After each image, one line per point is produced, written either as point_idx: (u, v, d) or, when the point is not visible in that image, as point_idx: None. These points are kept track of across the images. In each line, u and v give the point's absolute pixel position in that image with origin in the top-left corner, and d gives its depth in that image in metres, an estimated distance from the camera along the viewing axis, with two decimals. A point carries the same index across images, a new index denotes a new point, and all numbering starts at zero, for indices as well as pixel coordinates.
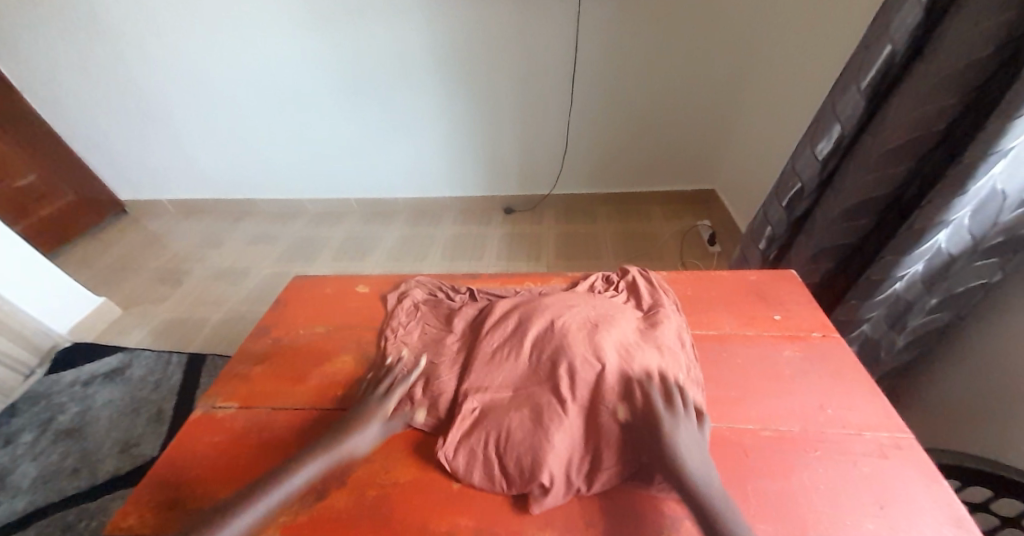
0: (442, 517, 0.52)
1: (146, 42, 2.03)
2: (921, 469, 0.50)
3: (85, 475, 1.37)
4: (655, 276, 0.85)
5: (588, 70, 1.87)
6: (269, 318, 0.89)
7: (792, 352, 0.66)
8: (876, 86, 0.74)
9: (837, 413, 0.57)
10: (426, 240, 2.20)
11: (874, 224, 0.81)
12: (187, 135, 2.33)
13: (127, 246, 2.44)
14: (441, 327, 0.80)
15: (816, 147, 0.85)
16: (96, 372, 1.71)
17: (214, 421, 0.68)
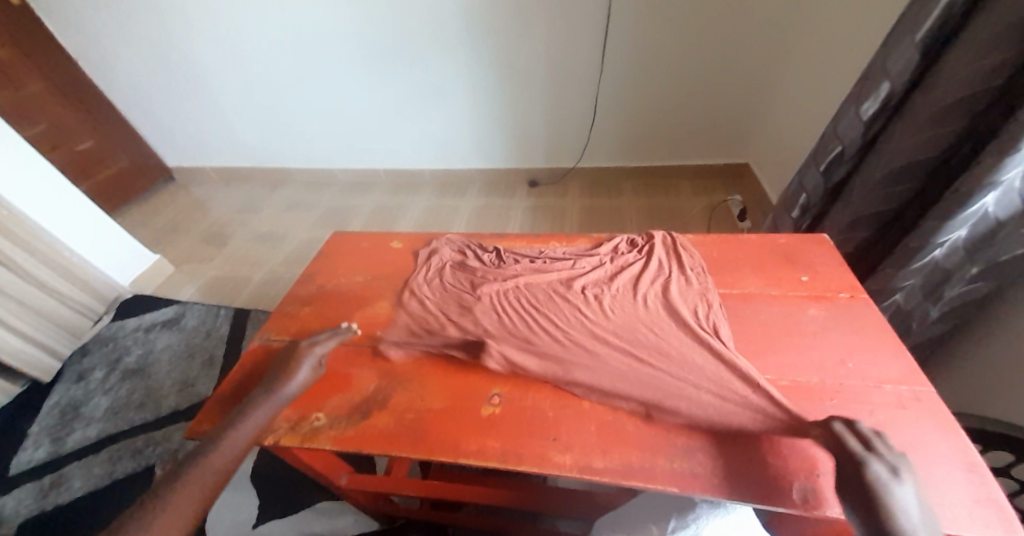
0: (473, 438, 0.58)
1: (187, 11, 2.08)
2: (940, 420, 0.51)
3: (150, 408, 1.54)
4: (680, 238, 0.85)
5: (622, 37, 1.79)
6: (312, 267, 0.96)
7: (816, 311, 0.67)
8: (932, 41, 0.70)
9: (856, 367, 0.58)
10: (453, 211, 2.24)
11: (917, 190, 0.79)
12: (227, 103, 2.42)
13: (177, 209, 2.61)
14: (469, 280, 0.84)
15: (862, 107, 0.83)
16: (155, 320, 1.88)
17: (270, 352, 0.76)
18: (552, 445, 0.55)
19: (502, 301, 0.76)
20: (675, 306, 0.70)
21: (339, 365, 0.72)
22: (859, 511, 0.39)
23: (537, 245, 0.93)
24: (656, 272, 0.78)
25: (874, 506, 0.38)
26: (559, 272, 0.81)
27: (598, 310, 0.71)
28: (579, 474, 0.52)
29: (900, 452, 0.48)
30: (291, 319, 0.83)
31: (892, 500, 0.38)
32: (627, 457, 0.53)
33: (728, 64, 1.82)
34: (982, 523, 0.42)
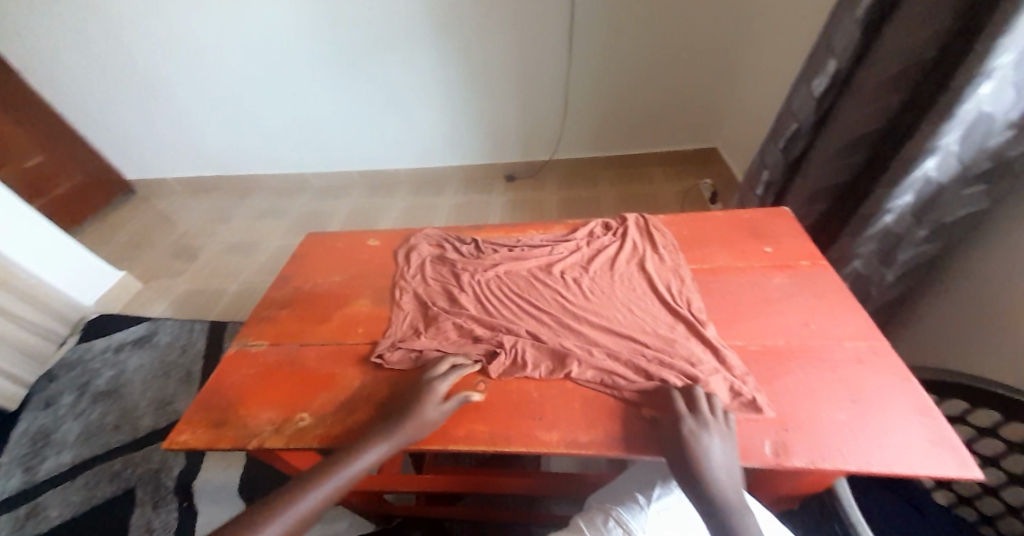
0: (460, 424, 0.59)
1: (137, 17, 2.00)
2: (895, 370, 0.55)
3: (127, 430, 1.49)
4: (652, 219, 0.88)
5: (587, 28, 1.82)
6: (287, 270, 0.94)
7: (780, 279, 0.71)
8: (871, 17, 0.75)
9: (818, 328, 0.62)
10: (431, 210, 2.23)
11: (868, 160, 0.84)
12: (187, 111, 2.33)
13: (140, 223, 2.50)
14: (448, 273, 0.84)
15: (813, 84, 0.87)
16: (125, 339, 1.81)
17: (249, 357, 0.75)
18: (538, 425, 0.57)
19: (484, 291, 0.77)
20: (650, 285, 0.72)
21: (321, 365, 0.71)
22: (680, 470, 0.47)
23: (514, 234, 0.94)
24: (631, 253, 0.80)
25: (691, 467, 0.46)
26: (537, 259, 0.82)
27: (577, 294, 0.73)
28: (566, 448, 0.53)
29: (859, 403, 0.52)
30: (269, 323, 0.81)
31: (705, 458, 0.46)
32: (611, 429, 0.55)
33: (690, 50, 1.87)
34: (935, 460, 0.45)
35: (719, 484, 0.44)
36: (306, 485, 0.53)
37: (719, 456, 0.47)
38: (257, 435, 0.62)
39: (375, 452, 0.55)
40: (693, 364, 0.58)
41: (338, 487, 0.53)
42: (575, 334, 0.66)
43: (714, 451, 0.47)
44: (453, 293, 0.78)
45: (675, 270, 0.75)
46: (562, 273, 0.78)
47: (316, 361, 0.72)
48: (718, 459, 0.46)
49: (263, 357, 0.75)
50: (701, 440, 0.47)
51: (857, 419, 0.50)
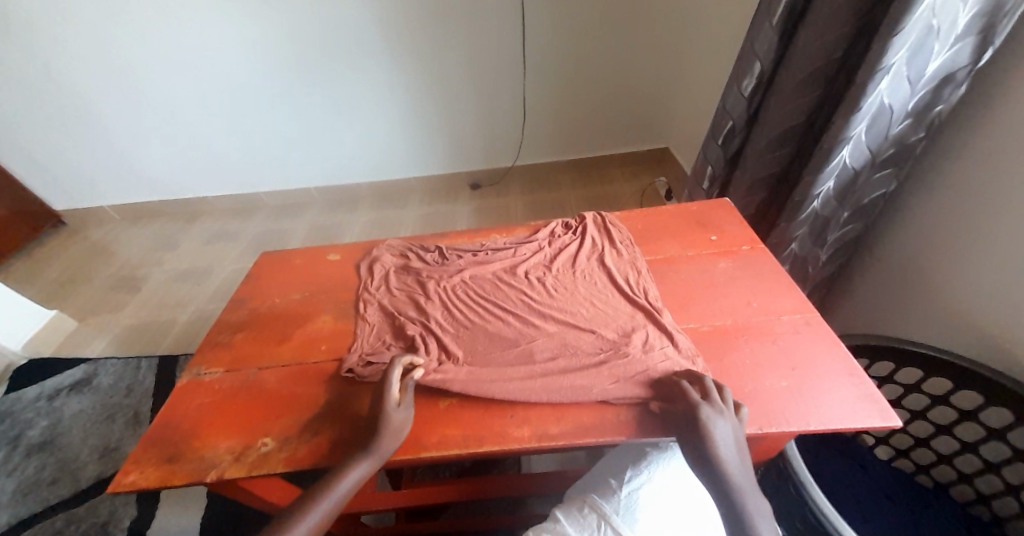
0: (433, 431, 0.59)
1: (61, 35, 1.87)
2: (826, 339, 0.61)
3: (68, 483, 1.36)
4: (608, 216, 0.92)
5: (537, 37, 1.88)
6: (242, 291, 0.91)
7: (726, 264, 0.76)
8: (786, 23, 0.83)
9: (760, 305, 0.67)
10: (396, 222, 2.20)
11: (795, 150, 0.91)
12: (122, 133, 2.19)
13: (72, 257, 2.30)
14: (412, 282, 0.84)
15: (742, 85, 0.95)
16: (60, 384, 1.66)
17: (203, 386, 0.71)
18: (509, 424, 0.58)
19: (450, 297, 0.77)
20: (612, 279, 0.75)
21: (284, 387, 0.69)
22: (694, 454, 0.46)
23: (477, 239, 0.95)
24: (591, 250, 0.83)
25: (706, 454, 0.45)
26: (500, 262, 0.83)
27: (542, 293, 0.75)
28: (537, 442, 0.54)
29: (802, 374, 0.56)
30: (226, 348, 0.78)
31: (718, 444, 0.45)
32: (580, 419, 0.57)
33: (635, 57, 1.97)
34: (862, 414, 0.51)
35: (732, 472, 0.44)
36: (293, 512, 0.49)
37: (729, 440, 0.47)
38: (217, 465, 0.59)
39: (360, 470, 0.52)
40: (649, 350, 0.61)
41: (327, 511, 0.50)
42: (542, 331, 0.68)
43: (723, 434, 0.46)
44: (419, 302, 0.78)
45: (633, 263, 0.78)
46: (526, 274, 0.80)
47: (279, 383, 0.69)
48: (726, 442, 0.46)
49: (219, 384, 0.71)
50: (714, 427, 0.47)
51: (798, 387, 0.55)
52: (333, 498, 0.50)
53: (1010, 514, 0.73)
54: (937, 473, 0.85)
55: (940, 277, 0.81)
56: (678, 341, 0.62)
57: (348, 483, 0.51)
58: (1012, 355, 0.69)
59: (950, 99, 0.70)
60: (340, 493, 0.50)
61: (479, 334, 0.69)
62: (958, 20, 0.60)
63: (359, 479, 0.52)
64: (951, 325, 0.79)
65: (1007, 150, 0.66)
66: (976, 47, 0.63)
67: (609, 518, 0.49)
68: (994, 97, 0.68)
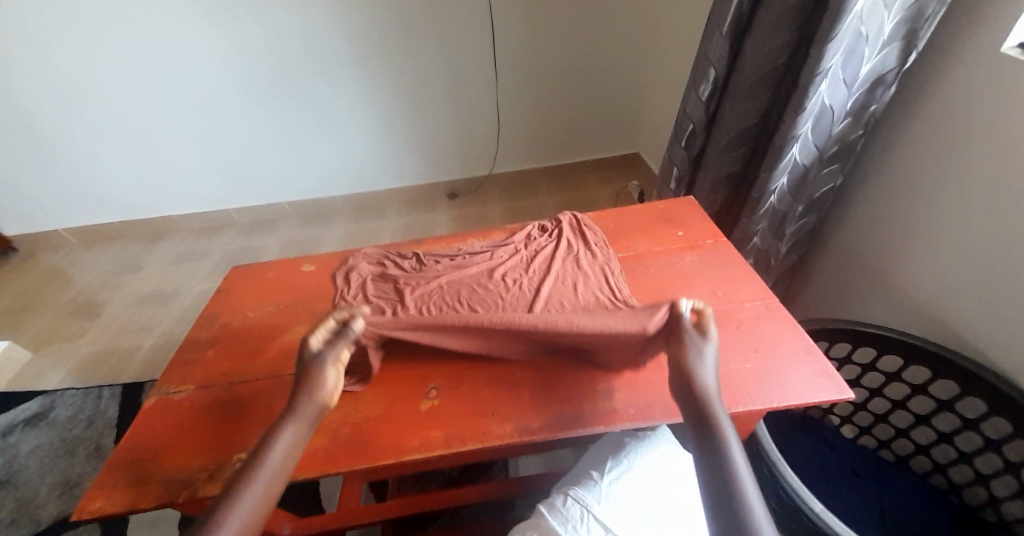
0: (413, 433, 0.59)
1: (12, 52, 1.79)
2: (783, 321, 0.65)
3: (25, 525, 1.27)
4: (581, 218, 0.94)
5: (508, 49, 1.93)
6: (212, 307, 0.89)
7: (692, 257, 0.80)
8: (735, 32, 0.89)
9: (726, 294, 0.71)
10: (374, 234, 2.18)
11: (752, 150, 0.97)
12: (79, 152, 2.10)
13: (27, 284, 2.18)
14: (388, 291, 0.84)
15: (699, 90, 1.00)
16: (14, 420, 1.56)
17: (173, 405, 0.69)
18: (489, 424, 0.58)
19: (427, 303, 0.78)
20: (585, 279, 0.77)
21: (257, 401, 0.67)
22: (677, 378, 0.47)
23: (454, 244, 0.96)
24: (565, 251, 0.85)
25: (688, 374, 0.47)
26: (477, 267, 0.84)
27: (516, 295, 0.76)
28: (519, 438, 0.56)
29: (764, 356, 0.60)
30: (199, 363, 0.76)
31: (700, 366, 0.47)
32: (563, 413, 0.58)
33: (602, 65, 2.04)
34: (821, 389, 0.55)
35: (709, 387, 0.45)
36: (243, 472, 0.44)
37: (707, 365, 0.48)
38: (191, 483, 0.57)
39: (290, 432, 0.49)
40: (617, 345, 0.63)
41: (274, 478, 0.45)
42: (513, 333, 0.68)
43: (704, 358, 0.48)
44: (395, 309, 0.78)
45: (605, 262, 0.80)
46: (502, 276, 0.81)
47: (252, 399, 0.68)
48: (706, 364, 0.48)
49: (189, 402, 0.69)
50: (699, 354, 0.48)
51: (760, 369, 0.58)
52: (269, 467, 0.45)
53: (965, 480, 0.78)
54: (897, 446, 0.90)
55: (888, 262, 0.87)
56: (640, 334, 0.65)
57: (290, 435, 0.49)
58: (954, 329, 0.74)
59: (883, 99, 0.76)
60: (274, 461, 0.46)
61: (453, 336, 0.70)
62: (883, 27, 0.67)
63: (288, 440, 0.49)
64: (901, 307, 0.85)
65: (937, 143, 0.73)
66: (902, 51, 0.70)
67: (591, 507, 0.51)
68: (921, 96, 0.75)
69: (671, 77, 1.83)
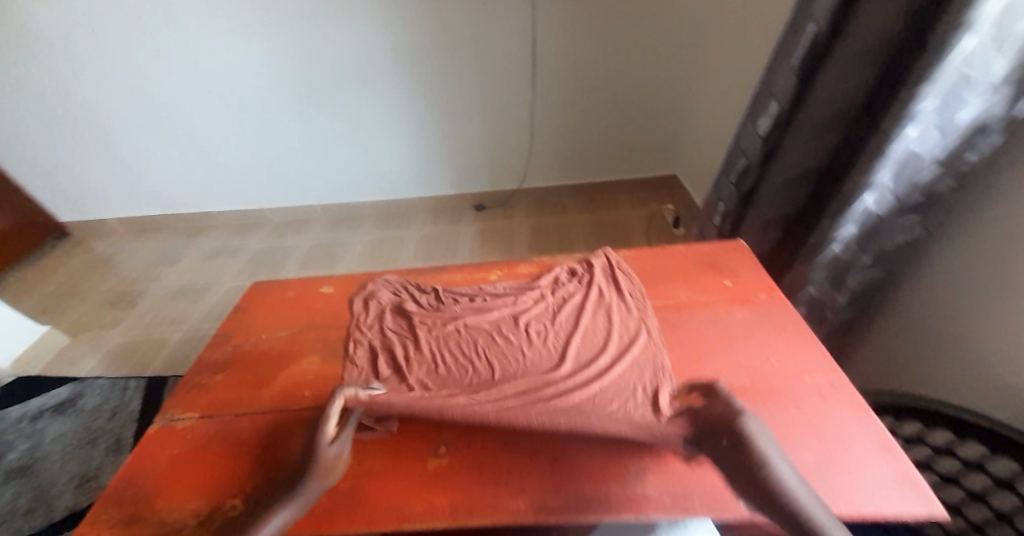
0: (419, 498, 0.53)
1: (79, 51, 1.90)
2: (854, 407, 0.55)
3: (41, 515, 1.29)
4: (617, 258, 0.87)
5: (546, 64, 1.90)
6: (228, 325, 0.86)
7: (742, 313, 0.71)
8: (805, 65, 0.81)
9: (782, 364, 0.62)
10: (399, 242, 2.16)
11: (814, 191, 0.88)
12: (130, 148, 2.20)
13: (73, 269, 2.29)
14: (403, 329, 0.78)
15: (758, 124, 0.92)
16: (44, 404, 1.61)
17: (177, 433, 0.66)
18: (504, 497, 0.52)
19: (442, 348, 0.72)
20: (618, 340, 0.69)
21: (258, 441, 0.63)
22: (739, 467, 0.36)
23: (478, 276, 0.91)
24: (597, 301, 0.78)
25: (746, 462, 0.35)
26: (500, 311, 0.78)
27: (539, 352, 0.69)
28: (536, 518, 0.49)
29: (832, 447, 0.51)
30: (207, 389, 0.73)
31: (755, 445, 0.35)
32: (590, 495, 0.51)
33: (642, 85, 1.98)
34: (905, 497, 0.45)
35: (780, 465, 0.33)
36: None
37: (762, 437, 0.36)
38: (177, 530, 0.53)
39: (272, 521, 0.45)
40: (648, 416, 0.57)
41: None
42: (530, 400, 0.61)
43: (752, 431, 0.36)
44: (409, 351, 0.72)
45: (642, 322, 0.72)
46: (526, 326, 0.74)
47: (254, 437, 0.64)
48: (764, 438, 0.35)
49: (190, 433, 0.66)
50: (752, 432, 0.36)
51: (828, 463, 0.49)
52: None
53: None
54: None
55: (972, 332, 0.75)
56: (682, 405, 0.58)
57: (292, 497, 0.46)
58: None
59: (983, 149, 0.66)
60: None
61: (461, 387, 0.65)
62: (994, 69, 0.57)
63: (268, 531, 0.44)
64: (988, 385, 0.73)
65: None
66: (1013, 96, 0.60)
67: None
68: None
69: (715, 103, 1.74)
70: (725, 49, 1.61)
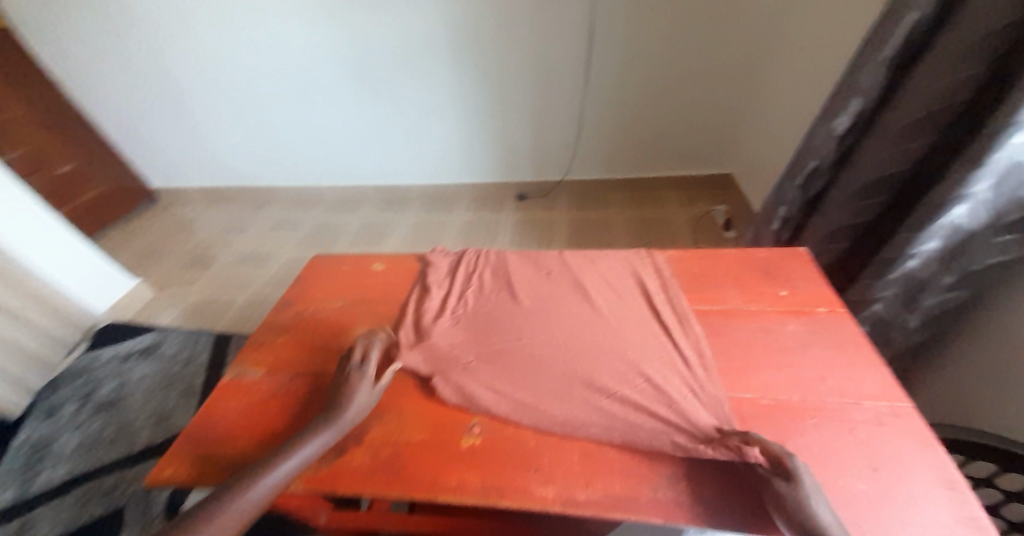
0: (454, 471, 0.57)
1: (168, 31, 2.05)
2: (918, 435, 0.54)
3: (124, 444, 1.47)
4: (660, 260, 0.87)
5: (601, 58, 1.84)
6: (292, 292, 0.94)
7: (797, 326, 0.69)
8: (897, 59, 0.74)
9: (836, 384, 0.60)
10: (442, 226, 2.22)
11: (892, 200, 0.81)
12: (209, 123, 2.39)
13: (159, 232, 2.55)
14: (466, 275, 0.90)
15: (834, 122, 0.87)
16: (132, 348, 1.81)
17: (244, 387, 0.73)
18: (535, 485, 0.54)
19: (499, 279, 0.88)
20: (636, 278, 0.83)
21: (313, 399, 0.69)
22: (780, 507, 0.44)
23: (531, 256, 0.93)
24: (658, 285, 0.81)
25: (790, 490, 0.45)
26: (549, 272, 0.87)
27: (568, 280, 0.84)
28: (561, 506, 0.51)
29: (887, 473, 0.50)
30: (276, 348, 0.80)
31: (806, 486, 0.45)
32: (629, 494, 0.52)
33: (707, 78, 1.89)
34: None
35: (824, 512, 0.42)
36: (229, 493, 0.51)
37: (808, 477, 0.46)
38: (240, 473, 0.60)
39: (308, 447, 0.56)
40: (677, 418, 0.57)
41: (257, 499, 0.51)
42: (559, 301, 0.79)
43: (799, 465, 0.46)
44: (470, 290, 0.85)
45: (653, 280, 0.82)
46: (558, 276, 0.86)
47: (310, 395, 0.70)
48: (809, 479, 0.45)
49: (260, 384, 0.73)
50: (797, 470, 0.46)
51: (874, 485, 0.49)
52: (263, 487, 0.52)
53: None
54: None
55: None
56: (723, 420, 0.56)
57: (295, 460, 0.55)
58: None
59: None
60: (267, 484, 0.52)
61: (500, 273, 0.89)
62: None
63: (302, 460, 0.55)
64: None
65: None
66: None
67: None
68: None
69: (778, 105, 1.63)
70: (796, 49, 1.50)
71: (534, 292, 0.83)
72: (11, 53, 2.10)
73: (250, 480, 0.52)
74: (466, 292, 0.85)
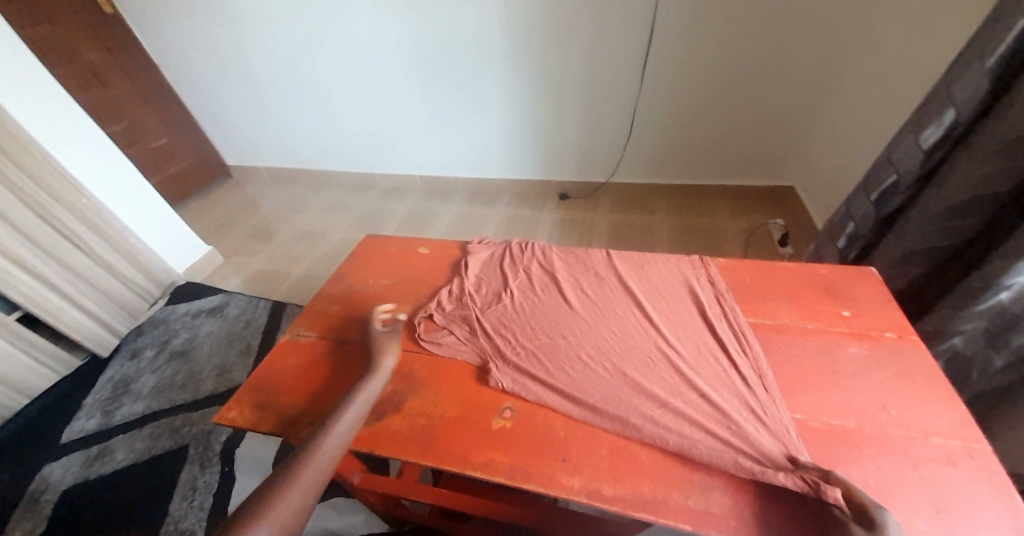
0: (483, 449, 0.59)
1: (251, 22, 2.21)
2: (997, 482, 0.48)
3: (191, 390, 1.63)
4: (712, 268, 0.83)
5: (660, 61, 1.76)
6: (346, 267, 0.99)
7: (858, 350, 0.65)
8: (1004, 68, 0.67)
9: (901, 415, 0.56)
10: (482, 220, 2.26)
11: (985, 224, 0.73)
12: (280, 109, 2.57)
13: (231, 204, 2.79)
14: (512, 265, 0.91)
15: (922, 134, 0.80)
16: (202, 307, 2.00)
17: (300, 346, 0.80)
18: (562, 473, 0.56)
19: (544, 271, 0.89)
20: (689, 285, 0.80)
21: (360, 365, 0.74)
22: None
23: (577, 253, 0.93)
24: (712, 295, 0.78)
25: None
26: (598, 269, 0.87)
27: (617, 279, 0.84)
28: (587, 498, 0.53)
29: (962, 520, 0.46)
30: (330, 316, 0.86)
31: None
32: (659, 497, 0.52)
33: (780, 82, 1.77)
34: None
35: None
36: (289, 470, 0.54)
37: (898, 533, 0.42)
38: (291, 424, 0.66)
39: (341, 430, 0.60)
40: (711, 427, 0.56)
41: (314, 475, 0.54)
42: (602, 300, 0.79)
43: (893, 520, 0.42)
44: (516, 279, 0.87)
45: (705, 288, 0.79)
46: (604, 275, 0.86)
47: (359, 362, 0.74)
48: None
49: (314, 346, 0.79)
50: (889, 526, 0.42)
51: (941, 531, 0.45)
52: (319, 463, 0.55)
53: None
54: None
55: None
56: (763, 440, 0.54)
57: (335, 442, 0.58)
58: None
59: None
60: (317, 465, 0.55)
61: (547, 266, 0.90)
62: None
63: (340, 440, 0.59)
64: None
65: None
66: None
67: None
68: None
69: (855, 118, 1.51)
70: (880, 59, 1.38)
71: (580, 287, 0.83)
72: (119, 37, 2.36)
73: (317, 447, 0.57)
74: (511, 280, 0.86)
